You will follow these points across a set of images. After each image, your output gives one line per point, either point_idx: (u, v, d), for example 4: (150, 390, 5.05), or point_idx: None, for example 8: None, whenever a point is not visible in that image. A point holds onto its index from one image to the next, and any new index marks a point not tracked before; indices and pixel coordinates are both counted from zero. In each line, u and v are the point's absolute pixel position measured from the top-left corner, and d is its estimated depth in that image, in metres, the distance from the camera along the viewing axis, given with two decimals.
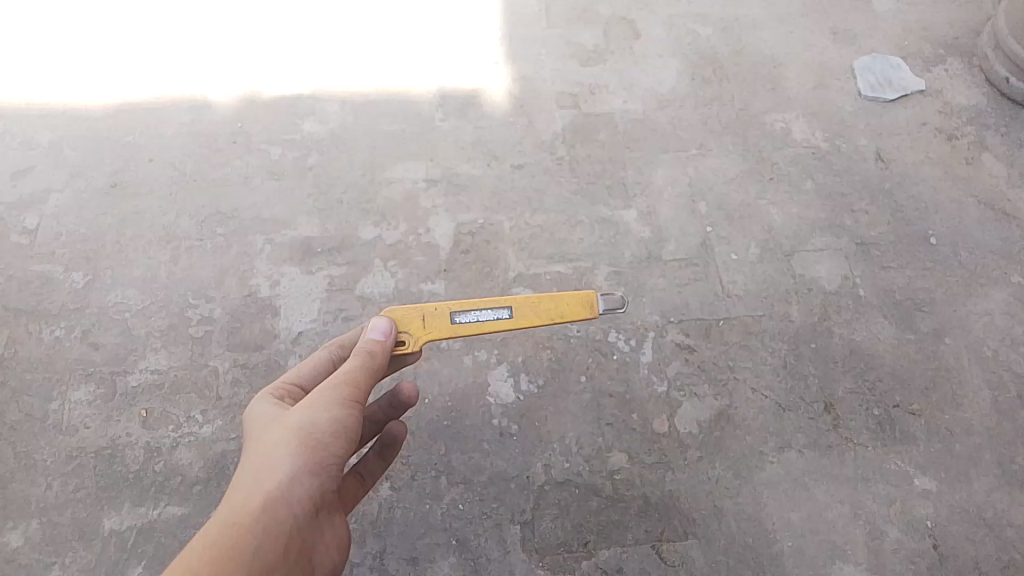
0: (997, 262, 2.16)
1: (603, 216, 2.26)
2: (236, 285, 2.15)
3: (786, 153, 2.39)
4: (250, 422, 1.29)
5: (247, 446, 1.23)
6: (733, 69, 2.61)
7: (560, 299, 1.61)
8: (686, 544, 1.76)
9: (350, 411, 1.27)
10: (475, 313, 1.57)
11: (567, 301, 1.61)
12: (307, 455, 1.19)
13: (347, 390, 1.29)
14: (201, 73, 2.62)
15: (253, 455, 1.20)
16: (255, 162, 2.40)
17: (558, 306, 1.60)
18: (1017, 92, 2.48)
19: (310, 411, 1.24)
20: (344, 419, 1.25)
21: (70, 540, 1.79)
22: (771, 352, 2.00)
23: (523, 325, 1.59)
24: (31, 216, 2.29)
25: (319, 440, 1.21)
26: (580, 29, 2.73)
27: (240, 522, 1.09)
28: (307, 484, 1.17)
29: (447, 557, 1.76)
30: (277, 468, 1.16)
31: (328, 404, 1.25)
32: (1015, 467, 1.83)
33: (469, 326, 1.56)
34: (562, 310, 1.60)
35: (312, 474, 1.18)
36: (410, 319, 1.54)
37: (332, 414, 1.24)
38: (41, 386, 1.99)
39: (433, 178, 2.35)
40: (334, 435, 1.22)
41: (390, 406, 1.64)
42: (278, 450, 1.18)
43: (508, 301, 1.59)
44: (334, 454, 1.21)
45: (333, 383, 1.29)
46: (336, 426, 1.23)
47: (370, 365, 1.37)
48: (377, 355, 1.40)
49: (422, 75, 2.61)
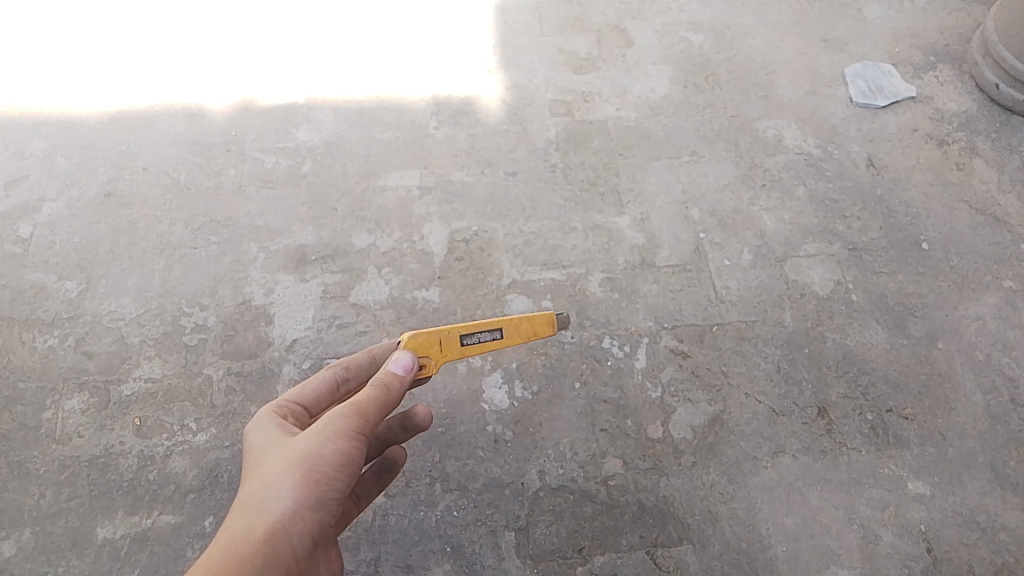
0: (989, 267, 2.17)
1: (597, 222, 2.27)
2: (230, 293, 2.15)
3: (778, 160, 2.40)
4: (254, 443, 1.29)
5: (250, 468, 1.23)
6: (726, 76, 2.63)
7: (533, 317, 1.69)
8: (681, 550, 1.75)
9: (356, 444, 1.26)
10: (479, 334, 1.63)
11: (538, 318, 1.70)
12: (310, 487, 1.19)
13: (355, 420, 1.27)
14: (196, 81, 2.62)
15: (257, 479, 1.20)
16: (249, 170, 2.41)
17: (532, 325, 1.69)
18: (1007, 98, 2.50)
19: (317, 440, 1.22)
20: (349, 452, 1.23)
21: (63, 549, 1.78)
22: (765, 357, 2.01)
23: (511, 344, 1.68)
24: (25, 225, 2.30)
25: (323, 473, 1.20)
26: (573, 38, 2.75)
27: (241, 552, 1.11)
28: (308, 518, 1.17)
29: (442, 564, 1.75)
30: (280, 499, 1.16)
31: (336, 434, 1.24)
32: (1008, 470, 1.84)
33: (477, 346, 1.63)
34: (536, 327, 1.69)
35: (313, 509, 1.18)
36: (428, 345, 1.56)
37: (337, 447, 1.23)
38: (34, 395, 1.99)
39: (427, 186, 2.36)
40: (338, 470, 1.21)
41: (401, 427, 1.59)
42: (281, 479, 1.18)
43: (496, 321, 1.65)
44: (335, 488, 1.21)
45: (341, 411, 1.27)
46: (341, 459, 1.22)
47: (386, 398, 1.35)
48: (392, 389, 1.38)
49: (416, 84, 2.62)
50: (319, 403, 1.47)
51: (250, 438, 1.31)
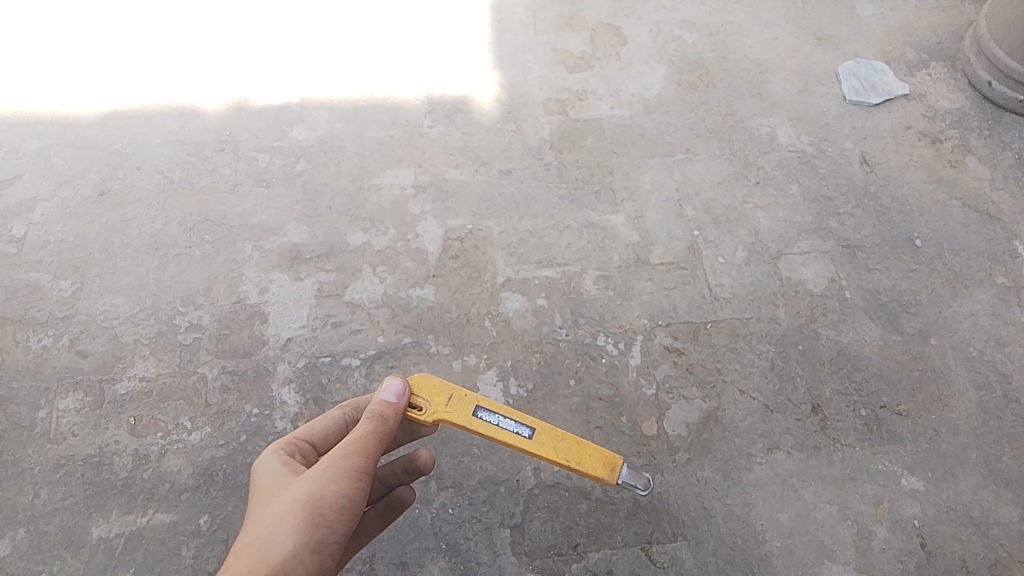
0: (982, 264, 2.18)
1: (591, 220, 2.28)
2: (225, 292, 2.15)
3: (772, 157, 2.41)
4: (259, 484, 1.29)
5: (253, 507, 1.23)
6: (719, 75, 2.63)
7: (585, 449, 1.62)
8: (676, 546, 1.76)
9: (359, 485, 1.24)
10: (499, 418, 1.57)
11: (591, 455, 1.62)
12: (311, 530, 1.17)
13: (358, 460, 1.26)
14: (190, 81, 2.62)
15: (259, 520, 1.20)
16: (243, 169, 2.41)
17: (580, 454, 1.60)
18: (999, 96, 2.51)
19: (319, 481, 1.22)
20: (352, 493, 1.22)
21: (58, 548, 1.78)
22: (759, 354, 2.01)
23: (536, 452, 1.57)
24: (18, 225, 2.29)
25: (325, 515, 1.19)
26: (567, 36, 2.76)
27: None
28: (308, 561, 1.16)
29: (437, 562, 1.75)
30: (280, 541, 1.15)
31: (339, 476, 1.23)
32: (1001, 466, 1.85)
33: (487, 425, 1.55)
34: (579, 456, 1.60)
35: (314, 552, 1.16)
36: (438, 392, 1.56)
37: (339, 488, 1.21)
38: (29, 394, 1.99)
39: (422, 184, 2.36)
40: (340, 512, 1.20)
41: (403, 470, 1.58)
42: (282, 520, 1.17)
43: (533, 422, 1.59)
44: (337, 531, 1.19)
45: (344, 451, 1.26)
46: (343, 501, 1.21)
47: (384, 434, 1.35)
48: (388, 420, 1.38)
49: (411, 83, 2.62)
50: (329, 441, 1.48)
51: (256, 478, 1.32)
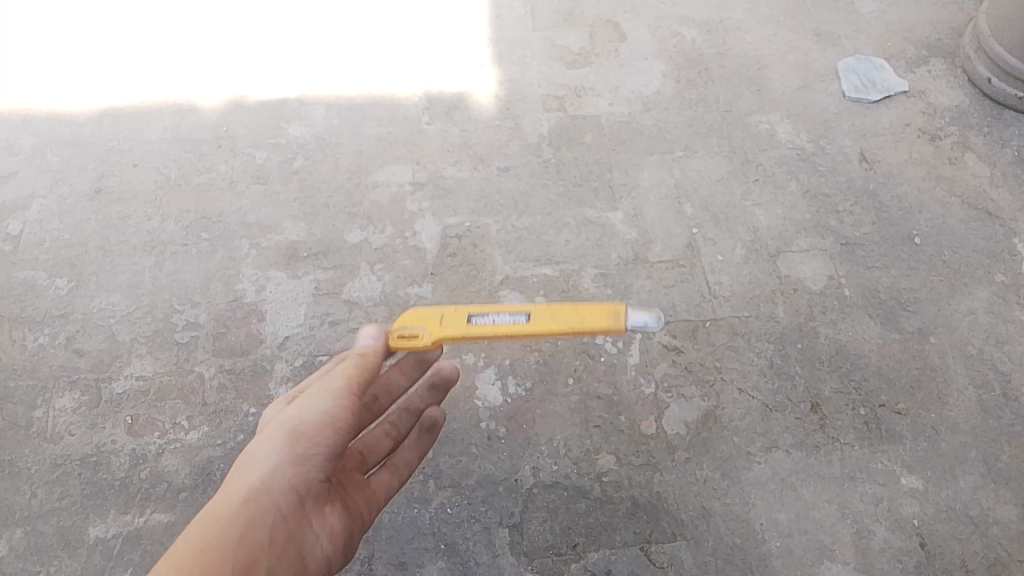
0: (981, 261, 2.18)
1: (590, 217, 2.27)
2: (222, 290, 2.14)
3: (771, 154, 2.40)
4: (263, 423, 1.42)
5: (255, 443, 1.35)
6: (718, 71, 2.62)
7: (585, 310, 1.50)
8: (675, 545, 1.76)
9: (340, 409, 1.34)
10: (493, 317, 1.52)
11: (591, 314, 1.50)
12: (292, 447, 1.29)
13: (341, 392, 1.36)
14: (186, 78, 2.60)
15: (255, 444, 1.34)
16: (241, 166, 2.39)
17: (581, 316, 1.49)
18: (999, 92, 2.51)
19: (302, 408, 1.33)
20: (333, 416, 1.33)
21: (55, 549, 1.77)
22: (758, 353, 2.01)
23: (540, 330, 1.48)
24: (14, 222, 2.27)
25: (303, 432, 1.30)
26: (566, 32, 2.74)
27: (230, 508, 1.23)
28: (288, 473, 1.27)
29: (437, 562, 1.75)
30: (264, 459, 1.28)
31: (322, 398, 1.34)
32: (1000, 465, 1.85)
33: (483, 326, 1.51)
34: (583, 317, 1.49)
35: (293, 466, 1.28)
36: (427, 316, 1.54)
37: (319, 408, 1.33)
38: (25, 394, 1.98)
39: (420, 182, 2.35)
40: (320, 430, 1.31)
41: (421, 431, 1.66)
42: (270, 441, 1.30)
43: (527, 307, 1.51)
44: (316, 447, 1.30)
45: (323, 383, 1.38)
46: (322, 421, 1.31)
47: (366, 370, 1.43)
48: (370, 360, 1.46)
49: (409, 80, 2.60)
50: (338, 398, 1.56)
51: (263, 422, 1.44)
